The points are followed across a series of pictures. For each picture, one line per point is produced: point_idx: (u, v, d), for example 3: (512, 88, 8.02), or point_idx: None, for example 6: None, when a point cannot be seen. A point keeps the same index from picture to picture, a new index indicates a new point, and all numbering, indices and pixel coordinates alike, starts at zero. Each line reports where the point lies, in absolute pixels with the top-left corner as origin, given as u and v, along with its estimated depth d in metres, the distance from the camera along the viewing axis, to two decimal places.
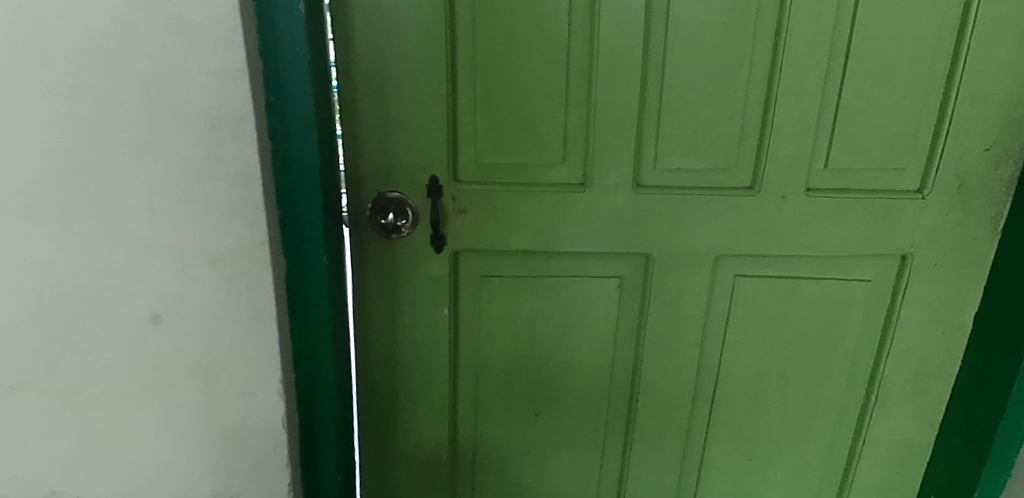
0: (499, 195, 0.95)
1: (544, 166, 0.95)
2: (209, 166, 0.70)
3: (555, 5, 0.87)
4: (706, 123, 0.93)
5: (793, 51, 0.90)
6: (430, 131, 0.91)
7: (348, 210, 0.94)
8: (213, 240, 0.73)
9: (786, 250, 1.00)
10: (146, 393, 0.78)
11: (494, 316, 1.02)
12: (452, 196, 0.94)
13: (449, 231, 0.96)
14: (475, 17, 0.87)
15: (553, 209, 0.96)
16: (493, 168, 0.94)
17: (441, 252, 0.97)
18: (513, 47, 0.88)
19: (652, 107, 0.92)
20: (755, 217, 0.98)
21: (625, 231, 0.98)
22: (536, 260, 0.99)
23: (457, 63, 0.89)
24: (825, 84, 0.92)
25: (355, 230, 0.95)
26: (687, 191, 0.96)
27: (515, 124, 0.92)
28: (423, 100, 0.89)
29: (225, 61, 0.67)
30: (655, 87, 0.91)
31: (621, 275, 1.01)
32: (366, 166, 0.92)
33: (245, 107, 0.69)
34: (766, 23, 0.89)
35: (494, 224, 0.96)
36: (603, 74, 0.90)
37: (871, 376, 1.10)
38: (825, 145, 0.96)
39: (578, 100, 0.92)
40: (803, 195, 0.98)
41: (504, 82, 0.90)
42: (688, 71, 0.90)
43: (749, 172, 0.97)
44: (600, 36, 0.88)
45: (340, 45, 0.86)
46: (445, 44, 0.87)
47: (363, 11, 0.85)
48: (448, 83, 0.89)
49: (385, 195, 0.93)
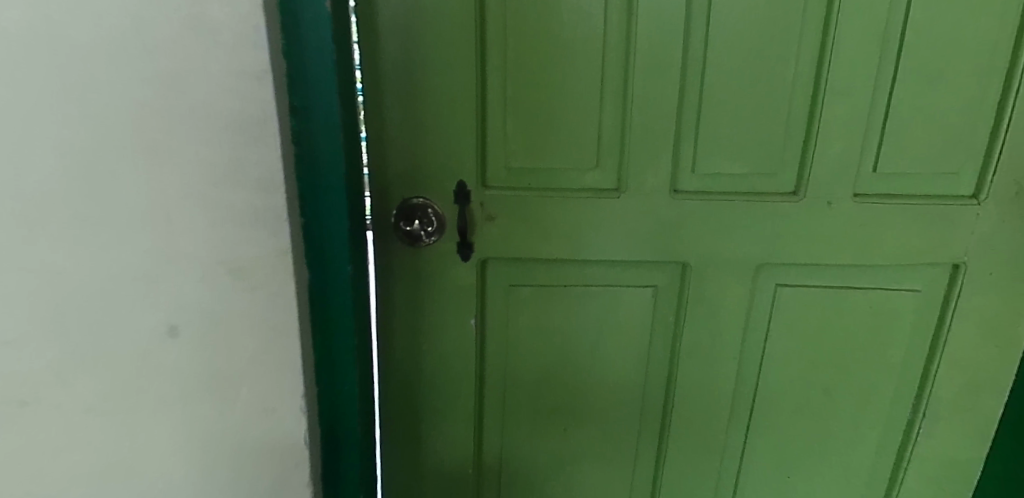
0: (529, 201, 0.91)
1: (576, 171, 0.90)
2: (229, 172, 0.67)
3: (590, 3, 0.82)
4: (747, 125, 0.89)
5: (842, 50, 0.85)
6: (457, 134, 0.87)
7: (372, 217, 0.90)
8: (233, 249, 0.70)
9: (830, 258, 0.95)
10: (162, 407, 0.75)
11: (523, 328, 0.98)
12: (480, 202, 0.90)
13: (476, 238, 0.92)
14: (507, 15, 0.82)
15: (585, 215, 0.92)
16: (523, 173, 0.90)
17: (468, 260, 0.93)
18: (545, 48, 0.84)
19: (690, 108, 0.88)
20: (799, 224, 0.93)
21: (660, 238, 0.93)
22: (567, 268, 0.95)
23: (487, 64, 0.85)
24: (874, 83, 0.87)
25: (379, 237, 0.91)
26: (726, 196, 0.92)
27: (547, 127, 0.88)
28: (451, 102, 0.85)
29: (248, 61, 0.64)
30: (694, 88, 0.87)
31: (656, 284, 0.97)
32: (391, 171, 0.89)
33: (268, 109, 0.66)
34: (814, 20, 0.84)
35: (524, 231, 0.92)
36: (640, 74, 0.85)
37: (919, 391, 1.04)
38: (874, 148, 0.91)
39: (613, 103, 0.87)
40: (850, 201, 0.92)
41: (535, 84, 0.86)
42: (730, 70, 0.86)
43: (793, 176, 0.92)
44: (638, 35, 0.84)
45: (365, 45, 0.83)
46: (475, 43, 0.83)
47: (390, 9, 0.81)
48: (477, 84, 0.85)
49: (410, 201, 0.89)
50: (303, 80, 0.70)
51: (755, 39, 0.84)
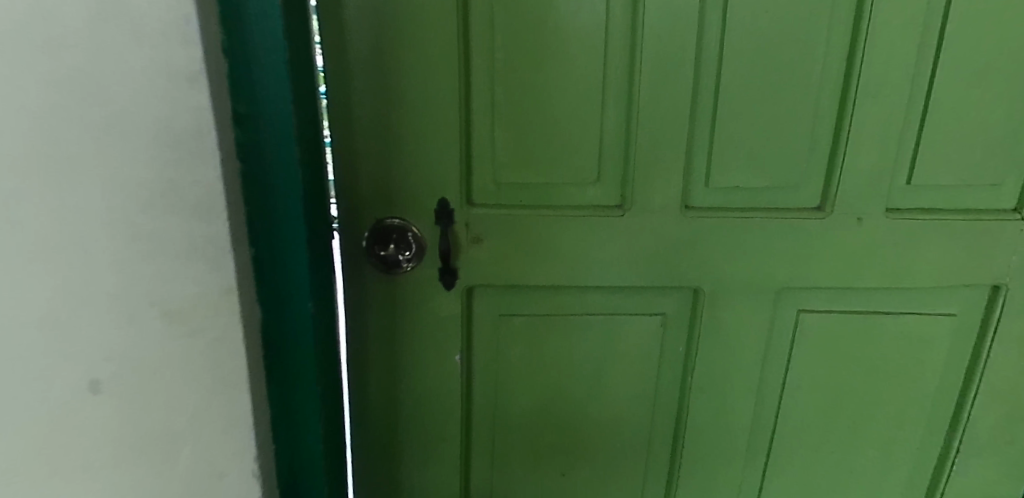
0: (522, 220, 0.79)
1: (575, 186, 0.79)
2: (159, 195, 0.55)
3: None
4: (769, 133, 0.78)
5: (877, 45, 0.74)
6: (438, 146, 0.75)
7: (341, 240, 0.78)
8: (166, 288, 0.58)
9: (859, 280, 0.85)
10: (83, 474, 0.62)
11: (515, 363, 0.87)
12: (465, 223, 0.79)
13: (461, 264, 0.80)
14: (493, 9, 0.71)
15: (586, 236, 0.81)
16: (514, 189, 0.79)
17: (452, 289, 0.81)
18: (539, 45, 0.73)
19: (705, 114, 0.77)
20: (825, 243, 0.83)
21: (671, 261, 0.82)
22: (565, 295, 0.84)
23: (472, 65, 0.73)
24: (912, 85, 0.77)
25: (348, 263, 0.79)
26: (745, 213, 0.81)
27: (541, 137, 0.77)
28: (430, 108, 0.74)
29: (177, 62, 0.51)
30: (709, 90, 0.76)
31: (665, 312, 0.86)
32: (362, 189, 0.77)
33: (205, 119, 0.54)
34: (845, 10, 0.73)
35: (516, 255, 0.81)
36: (647, 75, 0.74)
37: (953, 424, 0.94)
38: (909, 158, 0.80)
39: (617, 108, 0.76)
40: (882, 216, 0.82)
41: (527, 88, 0.74)
42: (748, 69, 0.75)
43: (819, 190, 0.81)
44: (645, 29, 0.72)
45: (329, 42, 0.71)
46: (459, 41, 0.72)
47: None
48: (460, 89, 0.74)
49: (385, 222, 0.77)
50: (249, 84, 0.58)
51: (779, 33, 0.73)
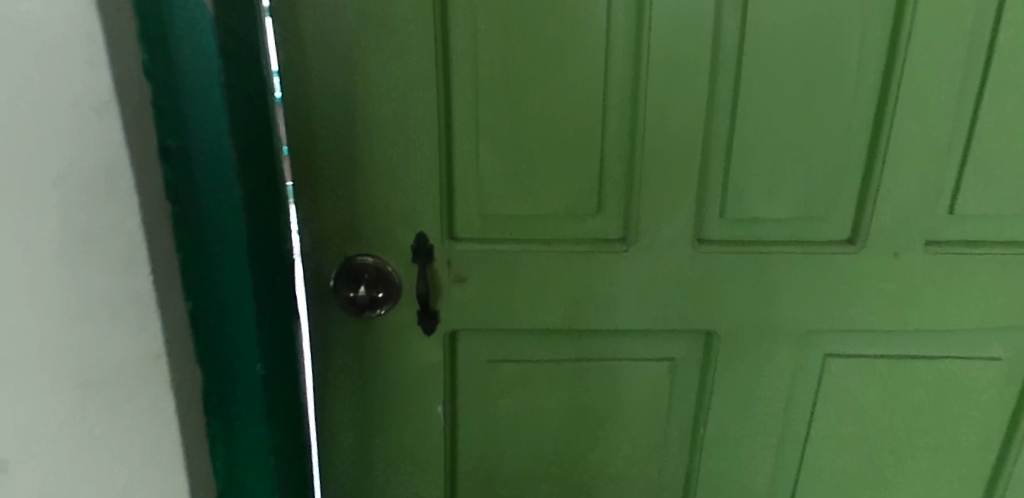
0: (511, 258, 0.70)
1: (572, 219, 0.69)
2: (65, 249, 0.45)
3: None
4: (793, 158, 0.68)
5: (919, 56, 0.64)
6: (414, 174, 0.66)
7: (305, 280, 0.69)
8: (89, 356, 0.48)
9: (892, 322, 0.76)
10: None
11: (506, 414, 0.77)
12: (447, 260, 0.69)
13: (442, 306, 0.71)
14: (476, 19, 0.62)
15: (584, 274, 0.71)
16: (502, 222, 0.69)
17: (432, 334, 0.72)
18: (528, 59, 0.63)
19: (720, 138, 0.67)
20: (855, 281, 0.73)
21: (680, 302, 0.73)
22: (561, 339, 0.75)
23: (452, 82, 0.64)
24: (959, 103, 0.67)
25: (315, 306, 0.70)
26: (765, 248, 0.71)
27: (533, 164, 0.67)
28: (404, 132, 0.64)
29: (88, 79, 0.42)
30: (725, 110, 0.66)
31: (674, 358, 0.76)
32: (328, 224, 0.67)
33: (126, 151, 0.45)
34: (881, 16, 0.63)
35: (505, 296, 0.71)
36: (653, 94, 0.64)
37: (995, 477, 0.84)
38: (953, 185, 0.70)
39: (619, 131, 0.66)
40: (920, 250, 0.72)
41: (516, 108, 0.65)
42: (770, 86, 0.65)
43: (849, 222, 0.72)
44: (650, 39, 0.63)
45: (285, 55, 0.61)
46: (436, 56, 0.62)
47: (317, 8, 0.60)
48: (439, 110, 0.64)
49: (355, 260, 0.68)
50: (178, 113, 0.48)
51: (805, 42, 0.64)
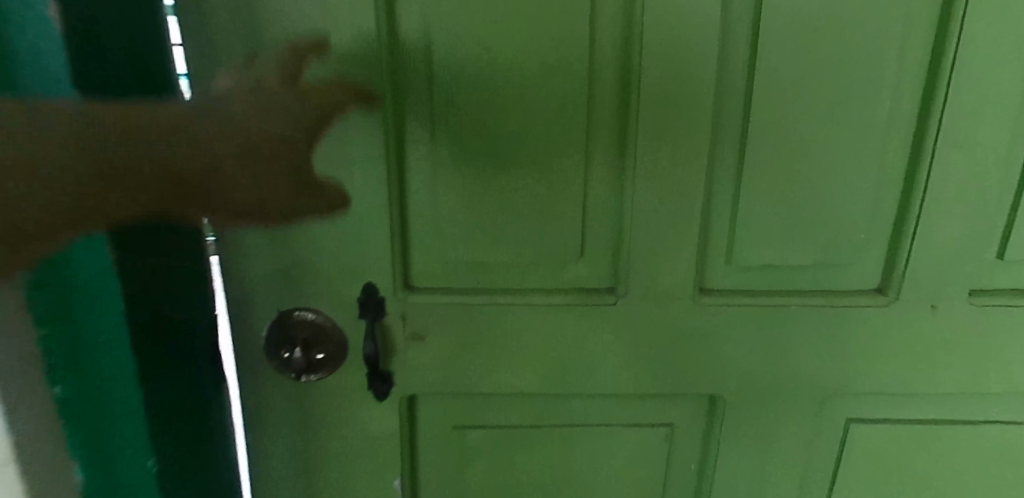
0: (479, 311, 0.60)
1: (550, 265, 0.60)
2: None
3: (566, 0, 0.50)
4: (813, 195, 0.57)
5: (972, 71, 0.53)
6: (360, 216, 0.55)
7: (234, 338, 0.58)
8: None
9: (929, 385, 0.64)
10: None
11: (477, 483, 0.68)
12: (401, 315, 0.59)
13: (397, 367, 0.60)
14: (433, 31, 0.50)
15: (564, 329, 0.61)
16: (468, 269, 0.59)
17: (386, 399, 0.61)
18: (494, 77, 0.52)
19: (724, 171, 0.56)
20: (885, 338, 0.62)
21: (677, 360, 0.63)
22: (540, 402, 0.65)
23: (403, 105, 0.53)
24: (1016, 131, 0.55)
25: (247, 367, 0.59)
26: (778, 300, 0.61)
27: (503, 203, 0.57)
28: (347, 168, 0.53)
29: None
30: (731, 139, 0.55)
31: (673, 422, 0.66)
32: (258, 274, 0.56)
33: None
34: (925, 23, 0.52)
35: (472, 355, 0.61)
36: (646, 121, 0.54)
37: None
38: (1004, 226, 0.59)
39: (605, 164, 0.56)
40: (964, 302, 0.61)
41: (483, 140, 0.54)
42: (786, 112, 0.54)
43: (878, 268, 0.61)
44: (642, 52, 0.51)
45: (195, 70, 0.50)
46: (385, 77, 0.51)
47: (233, 16, 0.49)
48: (390, 142, 0.53)
49: (291, 317, 0.57)
50: None
51: (832, 55, 0.52)
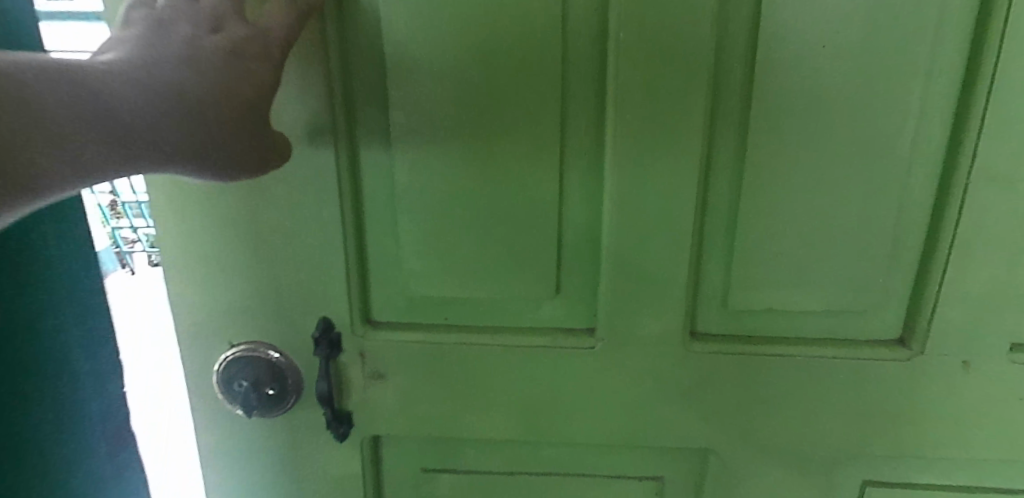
0: (447, 349, 0.55)
1: (525, 302, 0.54)
2: None
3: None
4: (820, 232, 0.50)
5: (1012, 90, 0.45)
6: (314, 247, 0.51)
7: (187, 370, 0.55)
8: None
9: (961, 452, 0.56)
10: None
11: None
12: (361, 352, 0.55)
13: (358, 406, 0.56)
14: (391, 46, 0.46)
15: (540, 372, 0.56)
16: (435, 304, 0.54)
17: (347, 439, 0.57)
18: (459, 88, 0.47)
19: (719, 203, 0.50)
20: (907, 396, 0.54)
21: (665, 411, 0.57)
22: (517, 450, 0.60)
23: (359, 117, 0.48)
24: None
25: (198, 401, 0.56)
26: (782, 347, 0.54)
27: (471, 234, 0.52)
28: (299, 194, 0.49)
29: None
30: (727, 167, 0.49)
31: (662, 477, 0.61)
32: (209, 304, 0.53)
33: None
34: (956, 38, 0.44)
35: (439, 396, 0.57)
36: (628, 145, 0.48)
37: None
38: None
39: (584, 192, 0.51)
40: (1004, 361, 0.52)
41: (448, 163, 0.49)
42: (789, 138, 0.48)
43: (899, 316, 0.53)
44: (621, 60, 0.46)
45: None
46: (339, 95, 0.47)
47: None
48: (345, 167, 0.49)
49: (243, 350, 0.54)
50: None
51: (844, 67, 0.45)
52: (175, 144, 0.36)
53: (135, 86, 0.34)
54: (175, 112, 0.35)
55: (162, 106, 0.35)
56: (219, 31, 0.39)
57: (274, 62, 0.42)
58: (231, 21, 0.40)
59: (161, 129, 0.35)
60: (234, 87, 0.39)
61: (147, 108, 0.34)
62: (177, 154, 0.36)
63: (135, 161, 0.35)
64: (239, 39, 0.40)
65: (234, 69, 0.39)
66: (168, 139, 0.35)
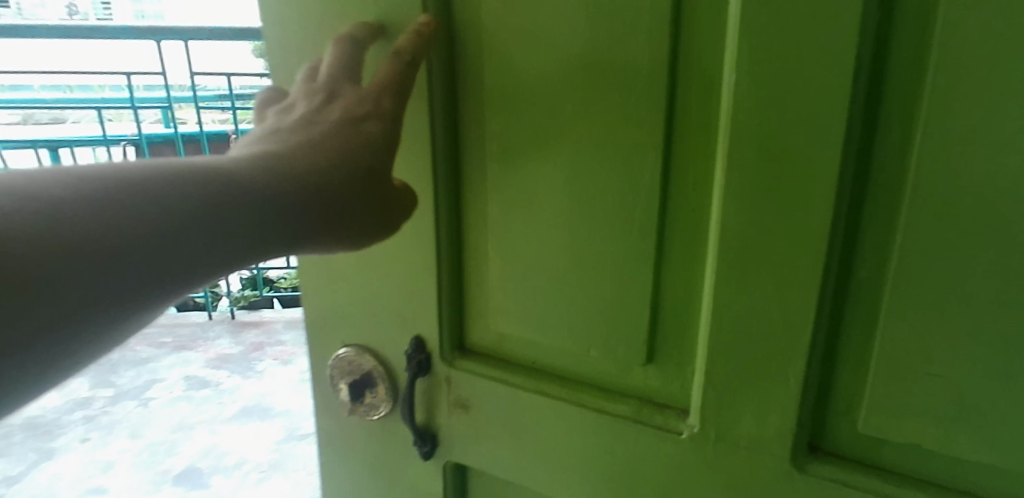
0: (525, 397, 0.52)
1: (613, 365, 0.49)
2: None
3: (639, 31, 0.40)
4: (1004, 364, 0.36)
5: None
6: (413, 267, 0.52)
7: (313, 360, 0.61)
8: None
9: None
10: None
11: None
12: (447, 377, 0.55)
13: (443, 430, 0.57)
14: (495, 77, 0.46)
15: (618, 449, 0.49)
16: (523, 345, 0.52)
17: (430, 458, 0.57)
18: (557, 125, 0.45)
19: (854, 295, 0.39)
20: None
21: None
22: None
23: (465, 147, 0.49)
24: None
25: (316, 387, 0.62)
26: None
27: (559, 281, 0.48)
28: None
29: (61, 205, 0.31)
30: (867, 250, 0.38)
31: None
32: (331, 304, 0.58)
33: (30, 347, 0.30)
34: None
35: (516, 442, 0.54)
36: (732, 208, 0.40)
37: None
38: None
39: (685, 255, 0.44)
40: None
41: (541, 200, 0.47)
42: (963, 226, 0.35)
43: None
44: (733, 106, 0.38)
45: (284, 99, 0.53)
46: (448, 123, 0.49)
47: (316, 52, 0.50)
48: (446, 193, 0.50)
49: (352, 351, 0.58)
50: None
51: None
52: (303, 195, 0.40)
53: (255, 166, 0.40)
54: (290, 179, 0.40)
55: (284, 170, 0.40)
56: (332, 101, 0.44)
57: (389, 118, 0.44)
58: (347, 87, 0.44)
59: (287, 191, 0.40)
60: (351, 152, 0.42)
61: (275, 176, 0.40)
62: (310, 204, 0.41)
63: (277, 213, 0.39)
64: (352, 104, 0.43)
65: (347, 134, 0.43)
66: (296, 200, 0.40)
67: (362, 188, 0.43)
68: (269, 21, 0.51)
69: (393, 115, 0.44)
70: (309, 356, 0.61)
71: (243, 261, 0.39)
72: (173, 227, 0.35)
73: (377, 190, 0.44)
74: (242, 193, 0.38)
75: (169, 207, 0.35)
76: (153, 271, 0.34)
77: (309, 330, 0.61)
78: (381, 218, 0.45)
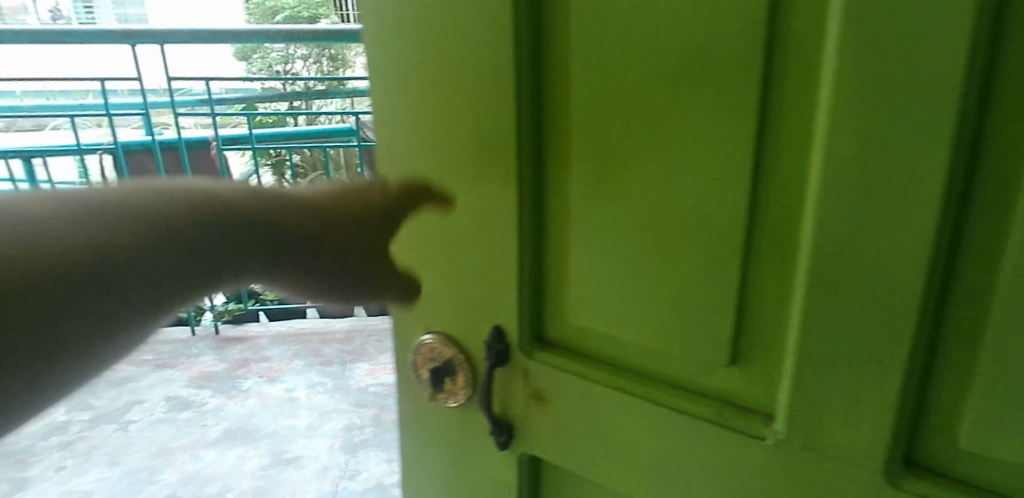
0: (602, 392, 0.52)
1: (694, 365, 0.47)
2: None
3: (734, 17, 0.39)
4: None
5: None
6: (496, 259, 0.53)
7: (399, 345, 0.64)
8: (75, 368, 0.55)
9: None
10: None
11: None
12: (525, 370, 0.55)
13: (520, 422, 0.57)
14: (581, 70, 0.46)
15: (697, 452, 0.48)
16: (601, 342, 0.52)
17: (508, 449, 0.58)
18: (643, 118, 0.44)
19: (962, 302, 0.36)
20: None
21: None
22: None
23: (550, 140, 0.49)
24: None
25: (402, 371, 0.64)
26: None
27: (640, 277, 0.47)
28: (489, 206, 0.52)
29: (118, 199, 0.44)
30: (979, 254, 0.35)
31: None
32: (418, 292, 0.60)
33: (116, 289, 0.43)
34: None
35: (591, 439, 0.53)
36: (826, 205, 0.38)
37: None
38: None
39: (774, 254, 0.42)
40: None
41: (623, 194, 0.46)
42: None
43: None
44: (829, 98, 0.37)
45: (383, 92, 0.55)
46: (533, 116, 0.49)
47: (412, 48, 0.52)
48: (529, 186, 0.50)
49: (435, 338, 0.59)
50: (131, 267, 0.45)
51: None
52: (280, 240, 0.51)
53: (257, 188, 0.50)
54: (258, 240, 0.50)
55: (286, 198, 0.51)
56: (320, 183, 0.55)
57: (382, 213, 0.52)
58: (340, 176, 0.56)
59: (252, 244, 0.50)
60: (343, 201, 0.52)
61: (286, 210, 0.50)
62: (284, 251, 0.51)
63: (281, 264, 0.52)
64: (351, 186, 0.53)
65: (345, 194, 0.52)
66: (277, 249, 0.51)
67: (344, 258, 0.52)
68: (370, 18, 0.54)
69: (387, 217, 0.53)
70: (395, 342, 0.64)
71: (226, 271, 0.49)
72: (159, 262, 0.45)
73: (368, 257, 0.53)
74: (225, 241, 0.48)
75: (163, 253, 0.45)
76: (225, 248, 0.49)
77: (396, 316, 0.63)
78: (359, 257, 0.53)
